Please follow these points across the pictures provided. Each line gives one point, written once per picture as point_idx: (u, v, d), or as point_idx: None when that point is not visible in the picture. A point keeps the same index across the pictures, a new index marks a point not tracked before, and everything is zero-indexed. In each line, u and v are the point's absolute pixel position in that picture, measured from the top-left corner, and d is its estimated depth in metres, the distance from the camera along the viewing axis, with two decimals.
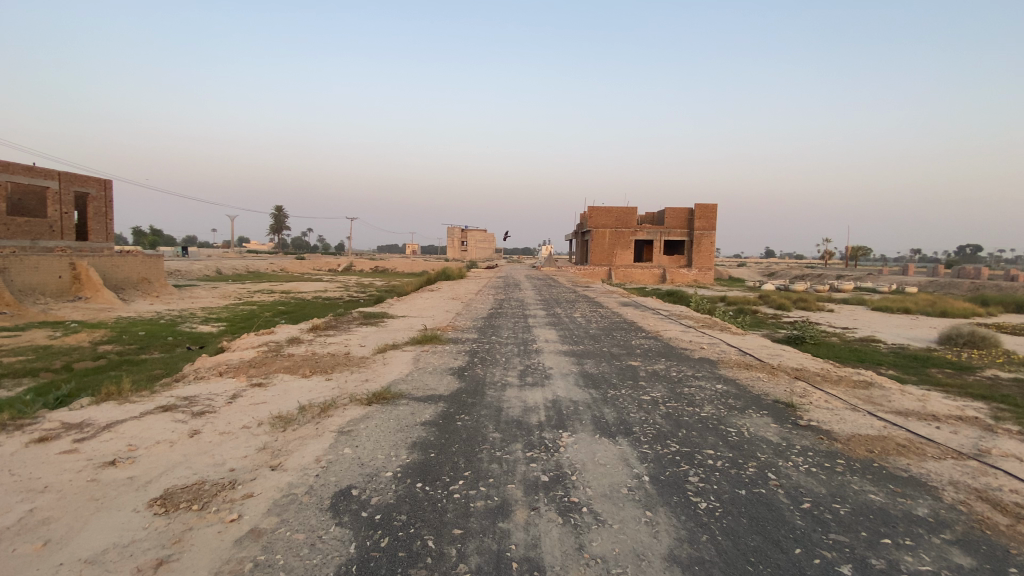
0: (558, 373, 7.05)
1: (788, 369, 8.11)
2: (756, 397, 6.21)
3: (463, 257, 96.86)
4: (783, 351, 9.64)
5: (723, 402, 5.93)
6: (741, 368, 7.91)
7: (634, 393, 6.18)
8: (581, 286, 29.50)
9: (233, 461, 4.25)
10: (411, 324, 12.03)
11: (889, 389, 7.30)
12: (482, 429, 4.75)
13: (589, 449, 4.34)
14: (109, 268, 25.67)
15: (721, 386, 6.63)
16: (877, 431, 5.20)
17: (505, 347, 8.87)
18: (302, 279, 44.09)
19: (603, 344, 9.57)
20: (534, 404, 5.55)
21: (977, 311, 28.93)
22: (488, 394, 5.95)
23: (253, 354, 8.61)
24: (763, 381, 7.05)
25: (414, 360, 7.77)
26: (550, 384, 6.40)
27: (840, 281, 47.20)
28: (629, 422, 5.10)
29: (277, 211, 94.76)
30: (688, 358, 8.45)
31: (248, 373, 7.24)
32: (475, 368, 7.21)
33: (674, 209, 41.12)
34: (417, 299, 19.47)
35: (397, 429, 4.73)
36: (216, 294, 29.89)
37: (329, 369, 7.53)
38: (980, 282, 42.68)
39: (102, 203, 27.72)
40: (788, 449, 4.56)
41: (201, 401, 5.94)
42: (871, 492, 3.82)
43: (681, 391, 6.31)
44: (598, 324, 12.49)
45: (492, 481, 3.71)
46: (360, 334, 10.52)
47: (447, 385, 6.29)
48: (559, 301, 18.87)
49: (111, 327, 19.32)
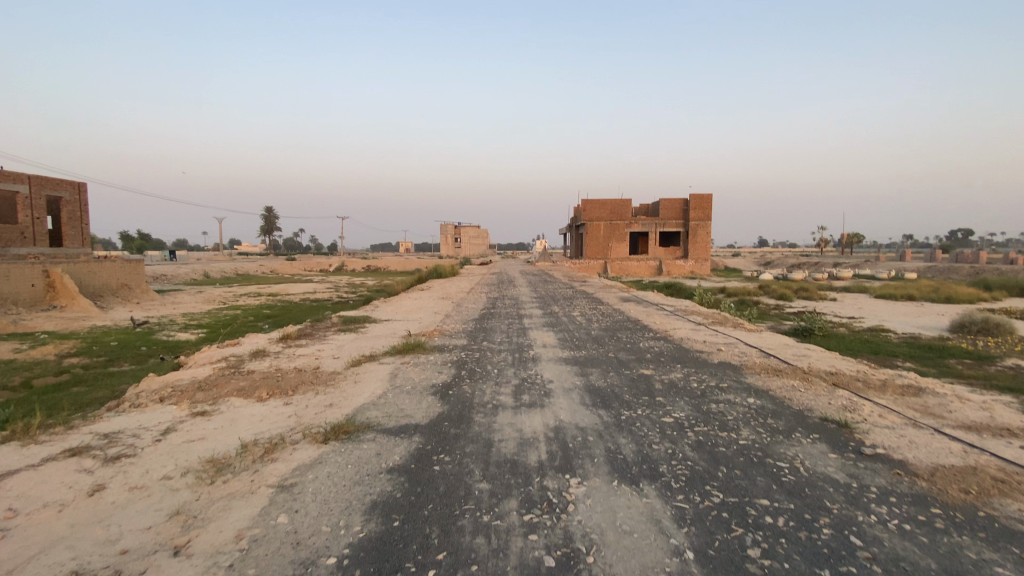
0: (559, 388, 5.94)
1: (823, 373, 7.02)
2: (798, 414, 5.15)
3: (457, 253, 95.59)
4: (809, 350, 8.54)
5: (760, 424, 4.86)
6: (770, 374, 6.84)
7: (652, 414, 5.10)
8: (577, 280, 28.43)
9: (132, 538, 3.14)
10: (393, 329, 10.90)
11: (944, 396, 6.22)
12: (465, 478, 3.67)
13: (607, 506, 3.27)
14: (85, 274, 24.32)
15: (753, 400, 5.60)
16: (962, 460, 4.14)
17: (498, 356, 7.76)
18: (292, 280, 42.94)
19: (608, 348, 8.45)
20: (532, 434, 4.49)
21: (984, 297, 28.05)
22: (476, 421, 4.86)
23: (208, 371, 7.49)
24: (800, 392, 5.96)
25: (391, 376, 6.64)
26: (552, 405, 5.30)
27: (839, 269, 46.33)
28: (653, 458, 4.03)
29: (266, 211, 93.04)
30: (706, 363, 7.38)
31: (194, 399, 6.11)
32: (461, 385, 6.11)
33: (668, 199, 40.22)
34: (404, 300, 18.28)
35: (355, 481, 3.65)
36: (200, 299, 28.60)
37: (292, 389, 6.42)
38: (979, 267, 42.01)
39: (77, 207, 26.35)
40: (862, 495, 3.52)
41: (122, 441, 4.82)
42: (998, 565, 2.77)
43: (708, 410, 5.24)
44: (600, 324, 11.38)
45: (477, 572, 2.63)
46: (336, 343, 9.41)
47: (427, 410, 5.19)
48: (556, 298, 17.73)
49: (81, 337, 18.07)
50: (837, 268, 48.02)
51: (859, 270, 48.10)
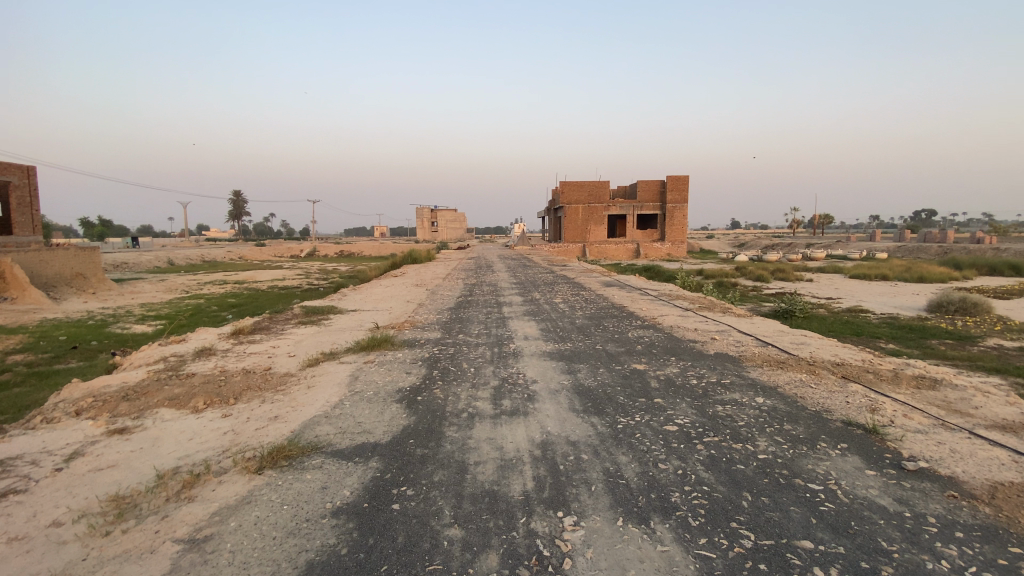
0: (545, 390, 5.18)
1: (828, 364, 6.41)
2: (817, 417, 4.50)
3: (433, 237, 94.05)
4: (808, 338, 7.93)
5: (777, 431, 4.19)
6: (774, 365, 6.19)
7: (653, 421, 4.38)
8: (556, 264, 27.65)
9: None
10: (360, 321, 10.03)
11: (964, 389, 5.66)
12: (431, 522, 2.89)
13: (614, 561, 2.54)
14: (36, 264, 22.59)
15: (763, 400, 4.92)
16: (1018, 472, 3.53)
17: (475, 352, 6.95)
18: (262, 267, 41.21)
19: (594, 339, 7.74)
20: (514, 453, 3.72)
21: (955, 275, 28.33)
22: (448, 436, 4.07)
23: (142, 375, 6.52)
24: (811, 388, 5.31)
25: (350, 380, 5.76)
26: (537, 413, 4.53)
27: (811, 249, 46.77)
28: (662, 483, 3.31)
29: (235, 195, 89.49)
30: (701, 355, 6.72)
31: (115, 413, 5.19)
32: (432, 389, 5.30)
33: (646, 181, 39.64)
34: (375, 287, 17.26)
35: (289, 530, 2.85)
36: (161, 289, 26.98)
37: (234, 397, 5.54)
38: (946, 246, 42.69)
39: (27, 192, 24.37)
40: (923, 530, 2.86)
41: (13, 471, 3.91)
42: None
43: (714, 414, 4.54)
44: (584, 311, 10.68)
45: None
46: (294, 338, 8.50)
47: (389, 423, 4.38)
48: (537, 284, 16.97)
49: (27, 331, 16.61)
50: (811, 249, 48.39)
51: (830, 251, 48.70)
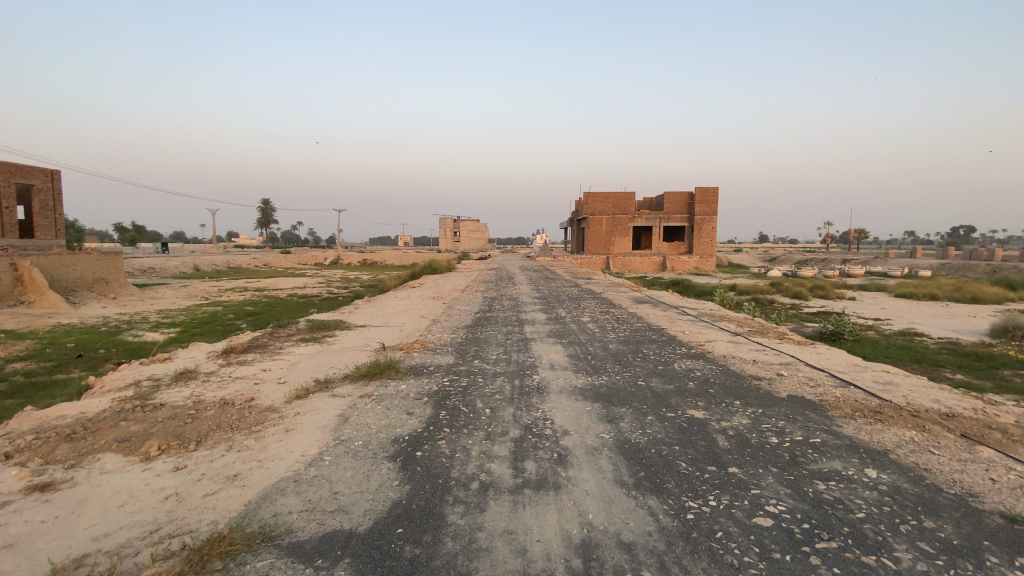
0: (582, 449, 3.99)
1: (937, 416, 5.05)
2: (965, 510, 3.20)
3: (456, 247, 93.51)
4: (892, 377, 6.53)
5: (921, 536, 2.91)
6: (869, 417, 4.88)
7: (735, 508, 3.16)
8: (582, 277, 26.08)
9: None
10: (368, 339, 9.01)
11: None
12: None
13: None
14: (57, 267, 22.33)
15: (877, 474, 3.66)
16: None
17: (493, 386, 5.80)
18: (284, 274, 40.95)
19: (634, 372, 6.53)
20: (542, 565, 2.57)
21: (1013, 297, 26.02)
22: (450, 526, 2.92)
23: (105, 405, 5.55)
24: (934, 456, 4.01)
25: (339, 423, 4.68)
26: (572, 488, 3.37)
27: (850, 265, 44.17)
28: None
29: (262, 203, 90.63)
30: (772, 399, 5.43)
31: (47, 459, 4.20)
32: (436, 441, 4.16)
33: (673, 193, 38.11)
34: (390, 299, 16.32)
35: None
36: (181, 295, 26.61)
37: (197, 441, 4.50)
38: (995, 264, 39.92)
39: (50, 195, 24.27)
40: None
41: None
42: None
43: (819, 499, 3.29)
44: (617, 333, 9.46)
45: None
46: (289, 360, 7.48)
47: (373, 499, 3.25)
48: (562, 299, 15.80)
49: (38, 337, 16.08)
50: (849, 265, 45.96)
51: (869, 267, 46.08)
